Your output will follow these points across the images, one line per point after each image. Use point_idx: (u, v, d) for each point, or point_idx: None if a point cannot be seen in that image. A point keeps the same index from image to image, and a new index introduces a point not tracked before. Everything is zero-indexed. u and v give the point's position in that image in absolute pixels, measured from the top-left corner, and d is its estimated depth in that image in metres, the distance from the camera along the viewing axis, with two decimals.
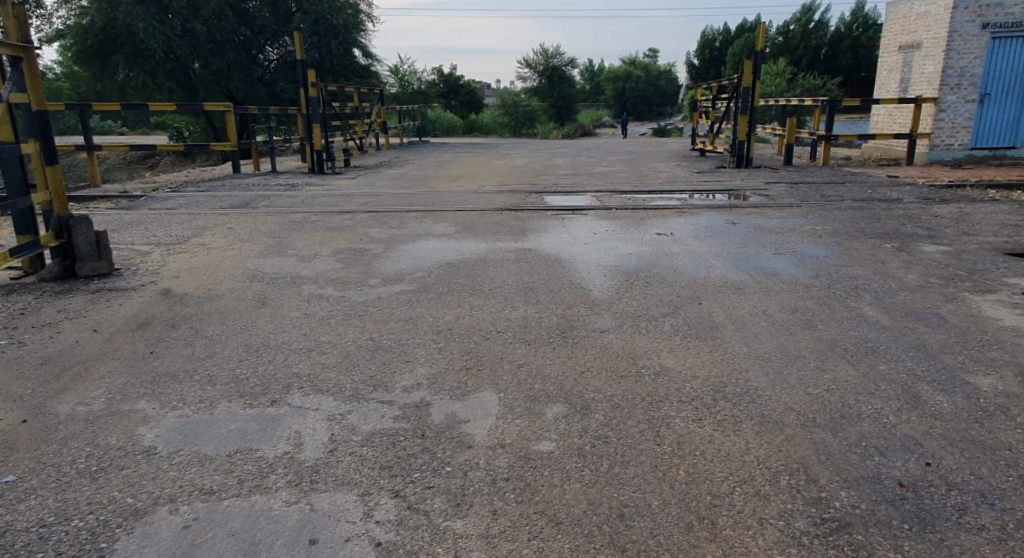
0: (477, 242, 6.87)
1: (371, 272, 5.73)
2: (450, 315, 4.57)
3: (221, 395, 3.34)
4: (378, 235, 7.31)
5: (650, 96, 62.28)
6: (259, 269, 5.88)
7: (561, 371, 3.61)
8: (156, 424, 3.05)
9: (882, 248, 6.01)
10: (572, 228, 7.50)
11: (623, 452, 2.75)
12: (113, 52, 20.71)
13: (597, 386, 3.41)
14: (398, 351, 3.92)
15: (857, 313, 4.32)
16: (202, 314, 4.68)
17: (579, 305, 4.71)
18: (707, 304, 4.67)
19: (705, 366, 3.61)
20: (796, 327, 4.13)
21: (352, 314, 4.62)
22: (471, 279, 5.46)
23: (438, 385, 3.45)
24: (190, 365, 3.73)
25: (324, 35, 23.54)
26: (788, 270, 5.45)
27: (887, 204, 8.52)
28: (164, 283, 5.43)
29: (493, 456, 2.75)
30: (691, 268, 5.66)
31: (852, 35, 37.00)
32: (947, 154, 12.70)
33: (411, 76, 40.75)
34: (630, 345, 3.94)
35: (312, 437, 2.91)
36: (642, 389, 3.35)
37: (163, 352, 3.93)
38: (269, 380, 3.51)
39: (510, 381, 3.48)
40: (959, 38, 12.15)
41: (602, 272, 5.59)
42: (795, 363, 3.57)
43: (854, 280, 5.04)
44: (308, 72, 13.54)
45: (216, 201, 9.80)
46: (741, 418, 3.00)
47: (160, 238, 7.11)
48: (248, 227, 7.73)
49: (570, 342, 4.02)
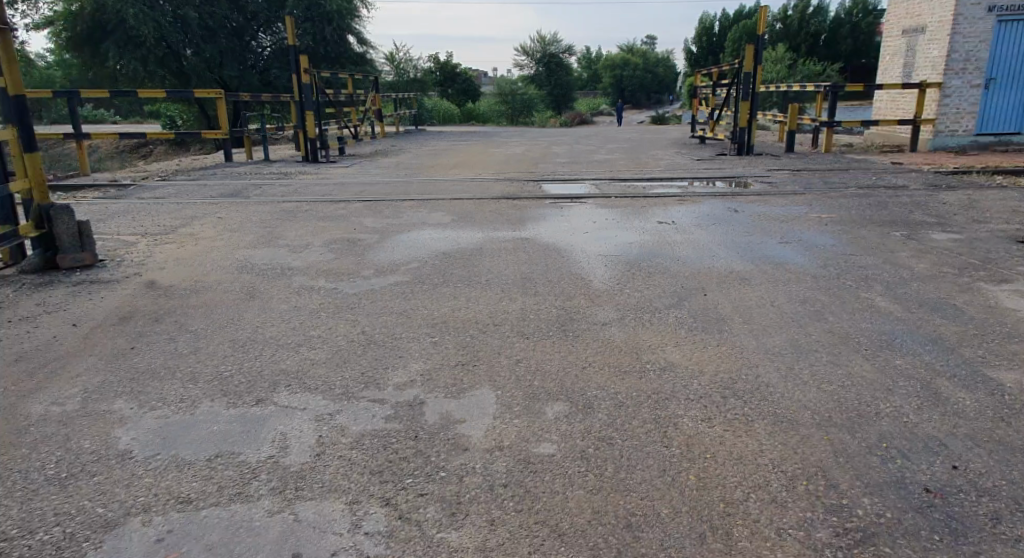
0: (473, 232, 6.69)
1: (364, 263, 5.54)
2: (446, 307, 4.38)
3: (204, 394, 3.16)
4: (372, 225, 7.11)
5: (649, 83, 61.78)
6: (249, 260, 5.70)
7: (561, 366, 3.44)
8: (132, 426, 2.87)
9: (890, 236, 5.84)
10: (570, 217, 7.32)
11: (629, 456, 2.58)
12: (102, 39, 20.37)
13: (600, 383, 3.24)
14: (391, 345, 3.75)
15: (869, 304, 4.15)
16: (187, 307, 4.49)
17: (579, 296, 4.55)
18: (711, 295, 4.51)
19: (712, 361, 3.44)
20: (806, 319, 3.95)
21: (343, 308, 4.44)
22: (467, 270, 5.28)
23: (432, 383, 3.27)
24: (172, 362, 3.55)
25: (318, 22, 23.18)
26: (795, 259, 5.28)
27: (893, 191, 8.33)
28: (148, 275, 5.24)
29: (490, 460, 2.58)
30: (695, 257, 5.49)
31: (852, 22, 36.69)
32: (952, 140, 12.51)
33: (408, 64, 40.26)
34: (632, 339, 3.77)
35: (298, 440, 2.74)
36: (647, 386, 3.19)
37: (144, 348, 3.75)
38: (254, 378, 3.33)
39: (507, 378, 3.31)
40: (965, 21, 11.91)
41: (602, 261, 5.41)
42: (807, 358, 3.41)
43: (864, 269, 4.87)
44: (300, 58, 13.30)
45: (206, 190, 9.59)
46: (753, 417, 2.84)
47: (147, 228, 6.91)
48: (239, 217, 7.53)
49: (570, 336, 3.85)
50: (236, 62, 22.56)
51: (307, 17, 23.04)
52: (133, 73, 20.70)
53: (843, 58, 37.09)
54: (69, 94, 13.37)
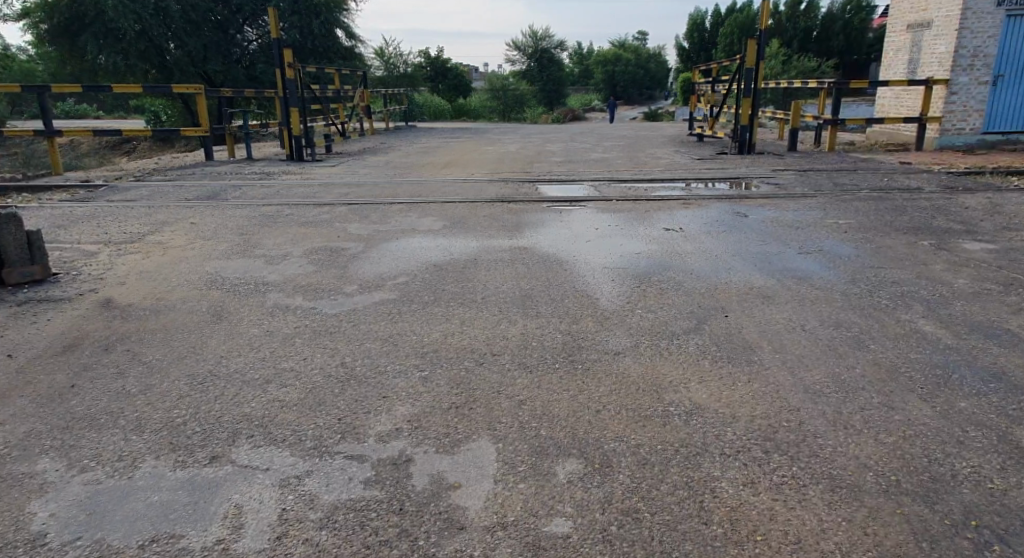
0: (466, 240, 6.21)
1: (346, 277, 5.04)
2: (437, 332, 3.91)
3: (148, 449, 2.64)
4: (357, 232, 6.60)
5: (641, 79, 61.44)
6: (220, 274, 5.18)
7: (570, 410, 2.96)
8: (54, 495, 2.33)
9: (919, 245, 5.42)
10: (570, 222, 6.86)
11: (663, 538, 2.12)
12: (81, 31, 19.66)
13: (616, 432, 2.77)
14: (374, 382, 3.27)
15: (912, 328, 3.72)
16: (144, 332, 3.97)
17: (586, 319, 4.07)
18: (733, 316, 4.04)
19: (747, 403, 2.96)
20: (844, 347, 3.50)
21: (321, 332, 3.94)
22: (460, 285, 4.79)
23: (421, 433, 2.79)
24: (116, 405, 3.01)
25: (306, 15, 22.57)
26: (818, 272, 4.84)
27: (909, 193, 7.91)
28: (106, 292, 4.71)
29: (492, 544, 2.11)
30: (708, 269, 5.03)
31: (845, 17, 36.38)
32: (958, 139, 12.12)
33: (398, 59, 39.60)
34: (650, 372, 3.31)
35: (256, 516, 2.24)
36: (674, 436, 2.72)
37: (85, 386, 3.21)
38: (211, 426, 2.82)
39: (508, 425, 2.84)
40: (973, 16, 11.49)
41: (609, 276, 4.93)
42: (855, 398, 2.96)
43: (898, 285, 4.44)
44: (285, 52, 12.67)
45: (183, 192, 9.06)
46: (804, 481, 2.38)
47: (112, 235, 6.36)
48: (214, 222, 7.00)
49: (579, 369, 3.38)
50: (221, 56, 21.91)
51: (294, 10, 22.42)
52: (112, 67, 20.00)
53: (837, 54, 36.72)
54: (40, 87, 12.38)
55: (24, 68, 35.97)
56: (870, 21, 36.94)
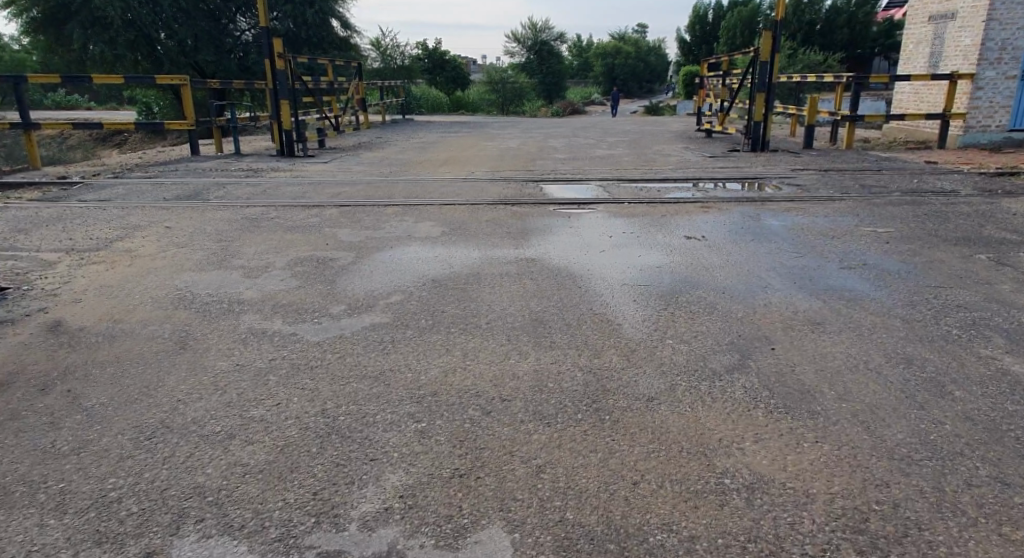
0: (468, 250, 5.60)
1: (333, 295, 4.44)
2: (438, 369, 3.32)
3: (65, 542, 2.11)
4: (348, 239, 6.01)
5: (641, 72, 60.58)
6: (190, 289, 4.57)
7: (602, 483, 2.38)
8: None
9: (975, 259, 4.84)
10: (580, 229, 6.25)
11: None
12: (67, 19, 18.95)
13: (665, 517, 2.19)
14: (360, 440, 2.68)
15: (1001, 368, 3.12)
16: (91, 365, 3.38)
17: (610, 351, 3.48)
18: (782, 349, 3.46)
19: (820, 474, 2.38)
20: (928, 397, 2.89)
21: (301, 368, 3.35)
22: (462, 306, 4.20)
23: (416, 518, 2.22)
24: (38, 473, 2.47)
25: (299, 4, 21.85)
26: (869, 293, 4.25)
27: (945, 196, 7.33)
28: (57, 312, 4.12)
29: None
30: (742, 287, 4.45)
31: (851, 10, 35.65)
32: (983, 137, 11.54)
33: (395, 50, 38.68)
34: (694, 428, 2.73)
35: None
36: (737, 525, 2.14)
37: (6, 443, 2.67)
38: (153, 505, 2.28)
39: (526, 505, 2.27)
40: (1002, 7, 10.86)
41: (630, 295, 4.35)
42: (957, 469, 2.37)
43: (968, 311, 3.85)
44: (275, 41, 11.99)
45: (162, 190, 8.44)
46: None
47: (76, 242, 5.75)
48: (191, 227, 6.41)
49: (607, 422, 2.78)
50: (213, 46, 21.21)
51: None
52: (99, 56, 19.27)
53: (841, 48, 35.99)
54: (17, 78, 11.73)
55: (11, 56, 34.90)
56: (876, 15, 36.21)
